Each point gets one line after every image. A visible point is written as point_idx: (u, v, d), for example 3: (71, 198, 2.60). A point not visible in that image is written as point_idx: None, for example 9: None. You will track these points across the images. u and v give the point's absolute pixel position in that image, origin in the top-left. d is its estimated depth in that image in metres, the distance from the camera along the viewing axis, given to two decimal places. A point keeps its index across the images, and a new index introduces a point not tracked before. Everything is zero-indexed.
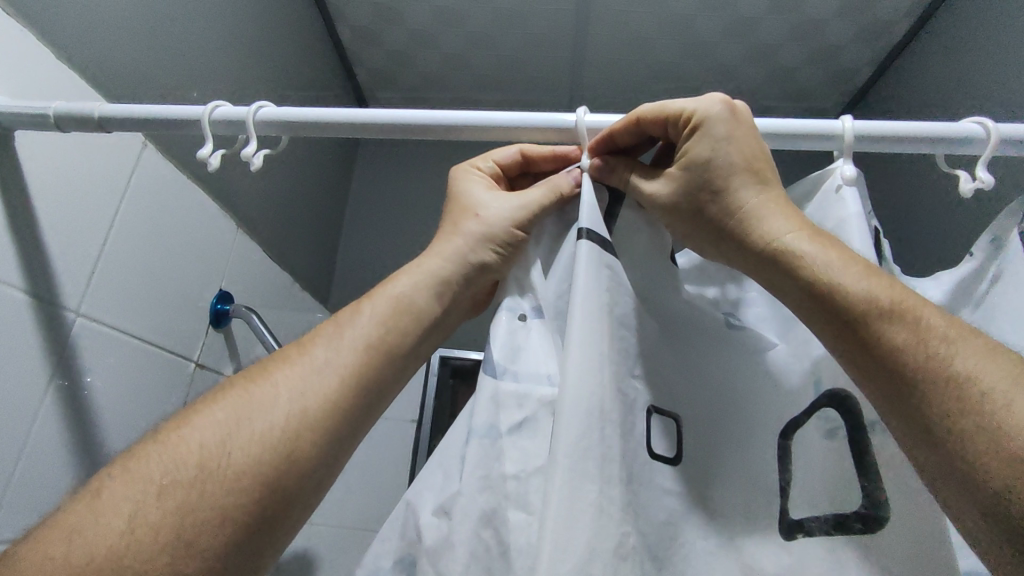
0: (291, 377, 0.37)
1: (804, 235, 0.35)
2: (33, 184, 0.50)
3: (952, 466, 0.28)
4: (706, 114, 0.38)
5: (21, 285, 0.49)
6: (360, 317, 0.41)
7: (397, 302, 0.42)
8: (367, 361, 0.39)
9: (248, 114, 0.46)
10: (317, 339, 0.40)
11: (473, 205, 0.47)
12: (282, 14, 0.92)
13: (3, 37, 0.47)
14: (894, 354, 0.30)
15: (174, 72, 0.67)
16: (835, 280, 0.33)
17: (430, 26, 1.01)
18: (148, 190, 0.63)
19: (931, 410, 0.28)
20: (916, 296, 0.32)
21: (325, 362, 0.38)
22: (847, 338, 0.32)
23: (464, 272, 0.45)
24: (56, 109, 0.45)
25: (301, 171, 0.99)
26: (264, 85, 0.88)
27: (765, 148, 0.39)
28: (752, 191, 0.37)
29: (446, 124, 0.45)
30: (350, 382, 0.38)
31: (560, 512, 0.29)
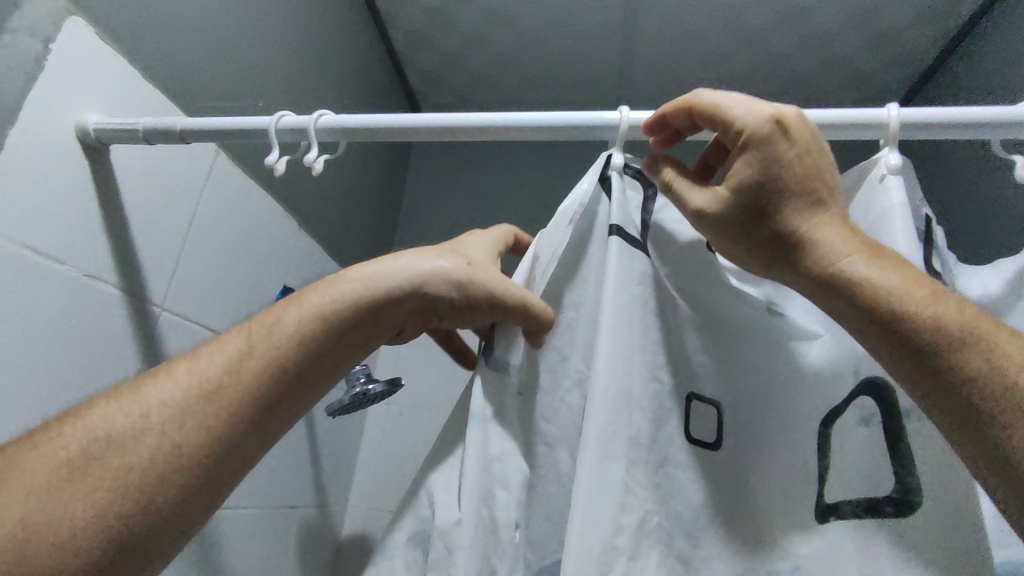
0: (158, 413, 0.35)
1: (867, 254, 0.35)
2: (124, 192, 0.56)
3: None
4: (758, 131, 0.38)
5: (115, 281, 0.55)
6: (277, 331, 0.39)
7: (326, 319, 0.40)
8: (265, 390, 0.38)
9: (310, 122, 0.50)
10: (212, 355, 0.38)
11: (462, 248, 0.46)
12: (339, 25, 0.97)
13: (99, 62, 0.53)
14: (961, 380, 0.30)
15: (244, 86, 0.73)
16: (900, 302, 0.33)
17: (479, 29, 1.04)
18: (220, 195, 0.69)
19: (1006, 437, 0.28)
20: (987, 318, 0.32)
21: (200, 395, 0.36)
22: (909, 358, 0.32)
23: (415, 307, 0.42)
24: (145, 125, 0.51)
25: (357, 174, 1.05)
26: (324, 94, 0.93)
27: (824, 160, 0.39)
28: (808, 212, 0.37)
29: (494, 126, 0.48)
30: (236, 415, 0.36)
31: (589, 488, 0.31)
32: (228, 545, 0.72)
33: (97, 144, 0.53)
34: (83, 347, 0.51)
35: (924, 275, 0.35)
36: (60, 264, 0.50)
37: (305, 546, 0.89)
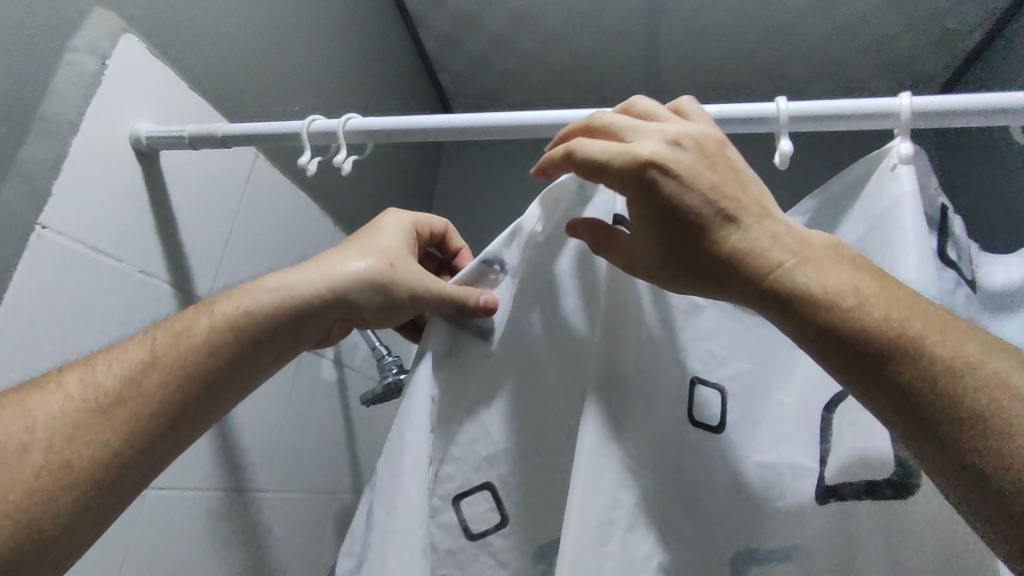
0: (52, 418, 0.36)
1: (788, 269, 0.35)
2: (173, 194, 0.60)
3: (984, 490, 0.28)
4: (645, 173, 0.37)
5: (165, 277, 0.59)
6: (182, 342, 0.41)
7: (234, 326, 0.42)
8: (164, 398, 0.39)
9: (339, 125, 0.53)
10: (111, 365, 0.39)
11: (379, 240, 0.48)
12: (372, 30, 1.01)
13: (150, 74, 0.57)
14: (901, 395, 0.30)
15: (281, 92, 0.77)
16: (831, 327, 0.33)
17: (507, 28, 1.06)
18: (261, 196, 0.73)
19: (956, 449, 0.28)
20: (909, 310, 0.32)
21: (102, 402, 0.38)
22: (854, 377, 0.32)
23: (328, 307, 0.44)
24: (190, 132, 0.55)
25: (389, 173, 1.08)
26: (358, 96, 0.97)
27: (719, 176, 0.37)
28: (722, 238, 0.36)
29: (511, 126, 0.50)
30: (133, 422, 0.38)
31: (589, 467, 0.40)
32: (270, 524, 0.77)
33: (149, 151, 0.57)
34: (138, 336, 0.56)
35: (842, 272, 0.34)
36: (118, 261, 0.54)
37: (342, 529, 0.93)
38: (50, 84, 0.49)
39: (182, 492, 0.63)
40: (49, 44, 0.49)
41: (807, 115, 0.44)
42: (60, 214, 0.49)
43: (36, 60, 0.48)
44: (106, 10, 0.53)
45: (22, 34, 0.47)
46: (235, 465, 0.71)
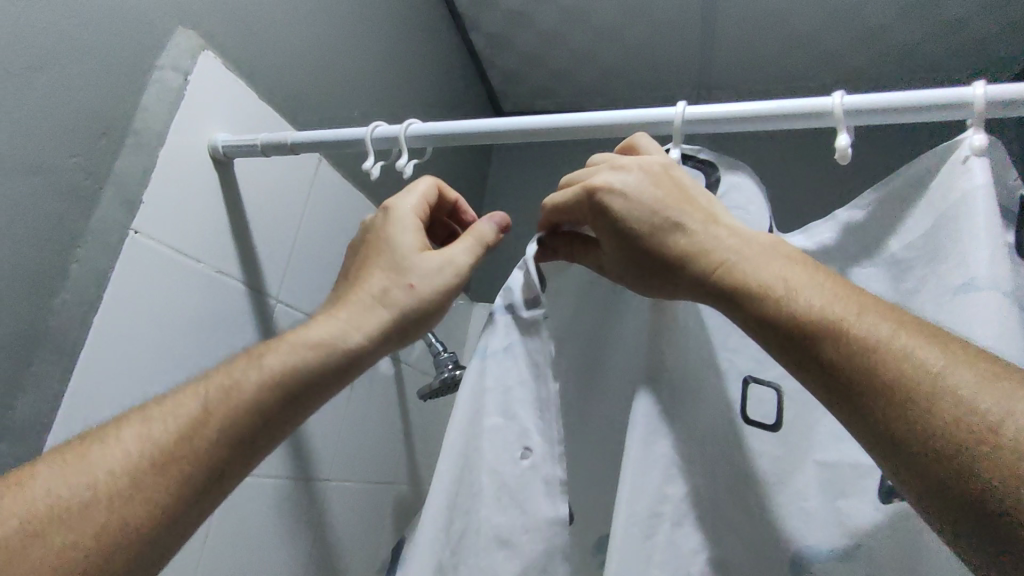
0: (113, 475, 0.35)
1: (727, 267, 0.39)
2: (246, 199, 0.65)
3: (897, 452, 0.31)
4: (603, 202, 0.44)
5: (239, 277, 0.64)
6: (234, 395, 0.39)
7: (286, 375, 0.41)
8: (216, 454, 0.38)
9: (401, 131, 0.55)
10: (166, 419, 0.38)
11: (398, 245, 0.47)
12: (426, 34, 1.03)
13: (226, 87, 0.61)
14: (827, 371, 0.34)
15: (341, 98, 0.80)
16: (763, 315, 0.37)
17: (558, 26, 1.07)
18: (325, 198, 0.77)
19: (881, 420, 0.31)
20: (838, 296, 0.35)
21: (160, 459, 0.36)
22: (788, 355, 0.36)
23: (372, 339, 0.44)
24: (262, 140, 0.58)
25: (443, 173, 1.11)
26: (412, 98, 1.00)
27: (668, 197, 0.43)
28: (676, 247, 0.42)
29: (569, 127, 0.51)
30: (190, 481, 0.36)
31: (636, 460, 0.41)
32: (334, 512, 0.81)
33: (225, 159, 0.61)
34: (215, 332, 0.61)
35: (775, 267, 0.38)
36: (199, 262, 0.59)
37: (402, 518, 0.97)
38: (140, 102, 0.54)
39: (255, 479, 0.67)
40: (139, 65, 0.53)
41: (872, 108, 0.43)
42: (149, 221, 0.54)
43: (128, 80, 0.53)
44: (187, 30, 0.57)
45: (116, 56, 0.51)
46: (302, 454, 0.75)
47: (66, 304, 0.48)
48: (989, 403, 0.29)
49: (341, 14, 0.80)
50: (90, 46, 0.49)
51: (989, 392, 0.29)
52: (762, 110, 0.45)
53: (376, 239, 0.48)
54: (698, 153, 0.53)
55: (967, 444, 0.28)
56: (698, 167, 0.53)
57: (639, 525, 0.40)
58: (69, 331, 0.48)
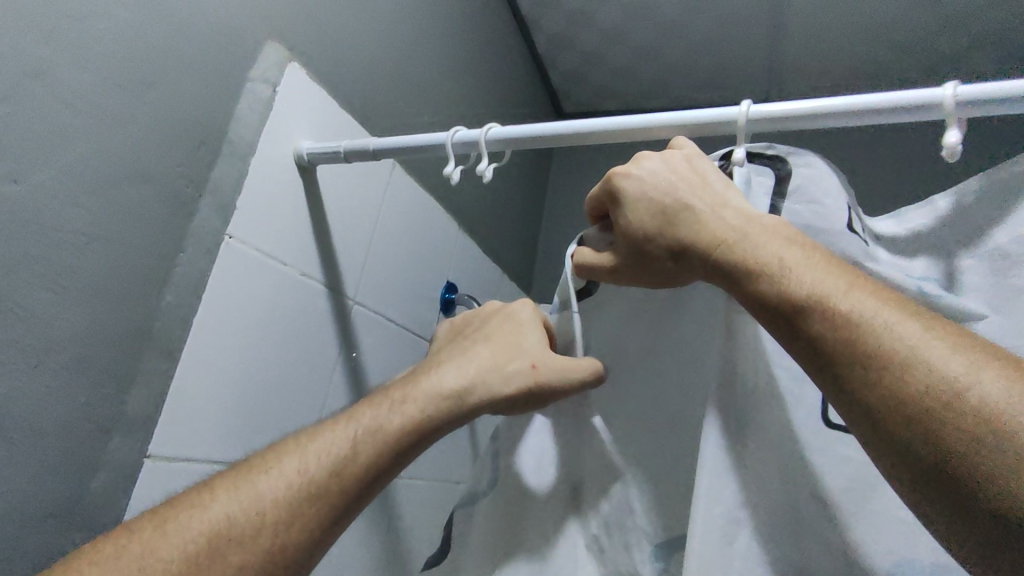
0: (277, 496, 0.37)
1: (727, 245, 0.40)
2: (327, 204, 0.67)
3: (875, 426, 0.32)
4: (624, 191, 0.45)
5: (321, 280, 0.66)
6: (379, 432, 0.41)
7: (421, 419, 0.42)
8: (356, 491, 0.39)
9: (482, 134, 0.55)
10: (318, 453, 0.39)
11: (527, 343, 0.46)
12: (490, 37, 1.04)
13: (310, 97, 0.64)
14: (814, 344, 0.35)
15: (412, 103, 0.82)
16: (756, 291, 0.38)
17: (620, 24, 1.06)
18: (397, 202, 0.78)
19: (857, 387, 0.33)
20: (832, 273, 0.36)
21: (315, 487, 0.38)
22: (779, 330, 0.37)
23: (489, 406, 0.44)
24: (345, 147, 0.60)
25: (506, 174, 1.11)
26: (478, 101, 1.01)
27: (679, 185, 0.44)
28: (680, 231, 0.43)
29: (654, 127, 0.50)
30: (333, 512, 0.38)
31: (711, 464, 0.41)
32: (405, 509, 0.83)
33: (308, 166, 0.63)
34: (300, 332, 0.63)
35: (773, 242, 0.39)
36: (284, 264, 0.61)
37: None
38: (233, 113, 0.56)
39: None
40: (233, 78, 0.56)
41: (912, 104, 0.41)
42: (242, 225, 0.56)
43: (223, 92, 0.55)
44: (276, 43, 0.60)
45: (211, 71, 0.54)
46: None
47: (170, 305, 0.51)
48: (958, 372, 0.30)
49: (412, 21, 0.81)
50: (189, 61, 0.52)
51: (959, 360, 0.31)
52: (828, 107, 0.44)
53: (501, 324, 0.48)
54: (767, 149, 0.49)
55: (933, 410, 0.30)
56: (767, 162, 0.48)
57: (716, 531, 0.40)
58: (172, 331, 0.51)
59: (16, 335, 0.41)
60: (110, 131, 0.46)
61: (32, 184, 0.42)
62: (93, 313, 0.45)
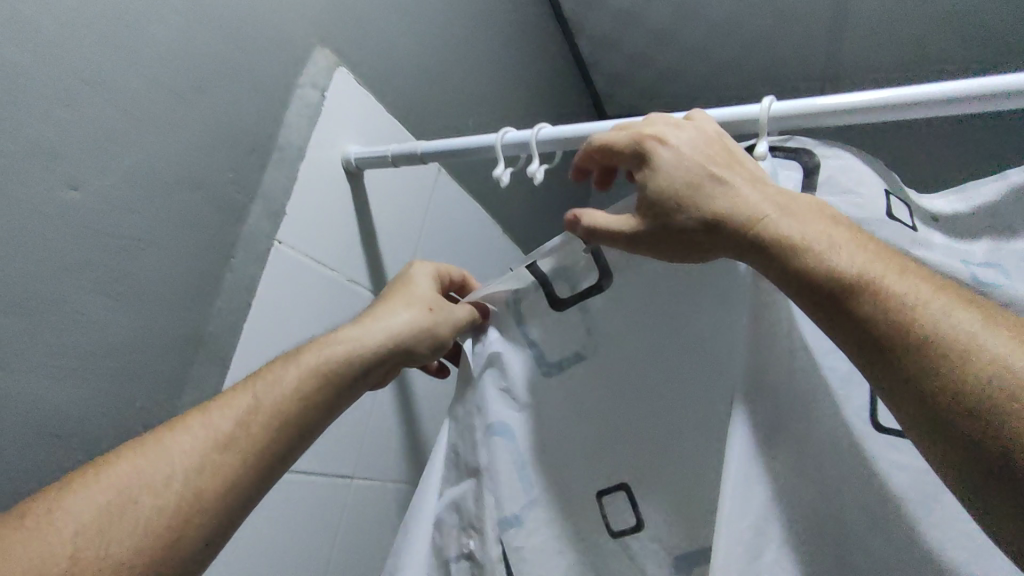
0: (173, 457, 0.36)
1: (762, 212, 0.34)
2: (374, 210, 0.66)
3: (925, 412, 0.27)
4: (644, 148, 0.39)
5: (368, 287, 0.65)
6: (279, 388, 0.41)
7: (324, 373, 0.43)
8: (272, 444, 0.39)
9: (532, 136, 0.53)
10: (219, 410, 0.39)
11: (416, 292, 0.50)
12: (535, 41, 1.03)
13: (358, 101, 0.64)
14: (866, 324, 0.29)
15: (457, 109, 0.81)
16: (788, 259, 0.32)
17: (668, 24, 1.03)
18: (443, 208, 0.77)
19: (923, 378, 0.27)
20: (875, 248, 0.31)
21: (221, 444, 0.38)
22: (803, 300, 0.31)
23: (393, 352, 0.46)
24: (393, 151, 0.60)
25: (551, 180, 1.10)
26: (522, 105, 0.99)
27: (710, 143, 0.38)
28: (709, 189, 0.36)
29: (715, 123, 0.46)
30: (251, 467, 0.38)
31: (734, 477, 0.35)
32: None
33: (355, 171, 0.63)
34: None
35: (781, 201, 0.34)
36: (331, 271, 0.60)
37: None
38: (282, 118, 0.56)
39: (380, 485, 0.68)
40: (284, 84, 0.56)
41: (894, 103, 0.40)
42: (290, 230, 0.56)
43: (272, 98, 0.55)
44: (324, 49, 0.60)
45: (263, 77, 0.54)
46: (421, 462, 0.75)
47: (219, 311, 0.51)
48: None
49: (458, 26, 0.81)
50: (240, 68, 0.52)
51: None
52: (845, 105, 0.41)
53: (389, 288, 0.51)
54: (786, 142, 0.45)
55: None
56: (791, 155, 0.44)
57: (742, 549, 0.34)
58: (221, 336, 0.51)
59: (75, 340, 0.41)
60: (163, 138, 0.47)
61: (91, 191, 0.42)
62: (146, 317, 0.45)
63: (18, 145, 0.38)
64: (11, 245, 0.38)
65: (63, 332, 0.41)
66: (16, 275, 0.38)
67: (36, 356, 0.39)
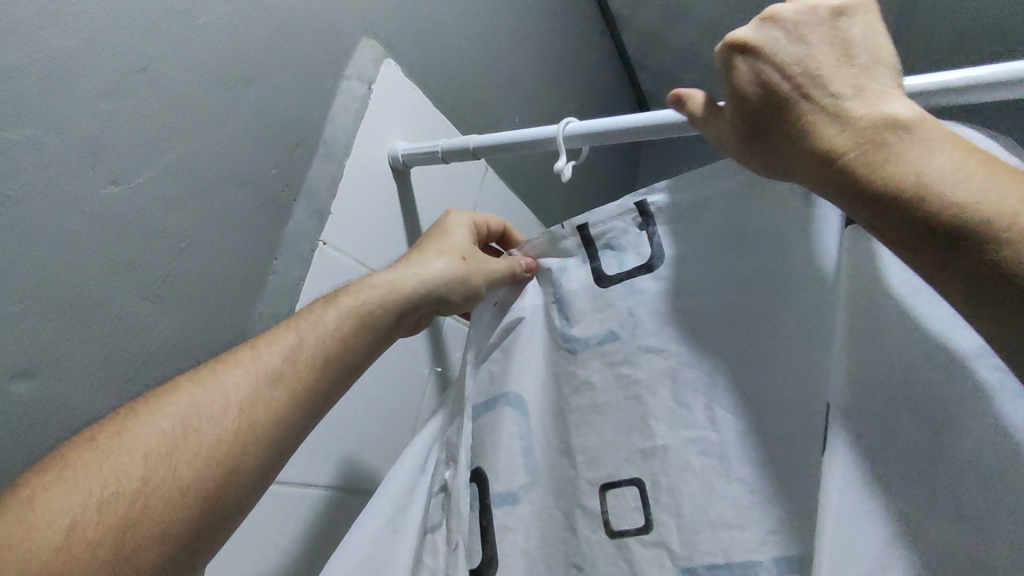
0: (227, 386, 0.36)
1: (875, 151, 0.29)
2: (421, 209, 0.63)
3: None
4: (760, 54, 0.33)
5: None
6: (320, 324, 0.40)
7: (365, 313, 0.42)
8: (319, 376, 0.39)
9: (559, 130, 0.48)
10: (268, 346, 0.39)
11: (454, 239, 0.48)
12: (579, 36, 0.98)
13: (404, 94, 0.60)
14: (982, 280, 0.26)
15: (502, 104, 0.78)
16: (905, 202, 0.28)
17: (720, 16, 0.97)
18: (490, 207, 0.74)
19: None
20: (1000, 181, 0.26)
21: (270, 375, 0.37)
22: (919, 257, 0.28)
23: (434, 300, 0.45)
24: (443, 146, 0.56)
25: (595, 180, 1.05)
26: (566, 102, 0.95)
27: (829, 56, 0.31)
28: (824, 115, 0.31)
29: None
30: (299, 396, 0.38)
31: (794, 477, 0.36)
32: None
33: (402, 168, 0.59)
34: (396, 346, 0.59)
35: (931, 149, 0.28)
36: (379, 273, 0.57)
37: None
38: (329, 112, 0.53)
39: None
40: (329, 75, 0.53)
41: None
42: (338, 231, 0.53)
43: (318, 89, 0.52)
44: (371, 40, 0.57)
45: (308, 68, 0.51)
46: None
47: (263, 315, 0.48)
48: None
49: (502, 18, 0.77)
50: (286, 58, 0.50)
51: None
52: None
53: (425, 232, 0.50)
54: None
55: None
56: None
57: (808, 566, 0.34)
58: None
59: (114, 345, 0.38)
60: (207, 130, 0.44)
61: (132, 185, 0.39)
62: (188, 320, 0.43)
63: (58, 134, 0.36)
64: (50, 243, 0.35)
65: (103, 337, 0.38)
66: (55, 275, 0.36)
67: (73, 362, 0.36)
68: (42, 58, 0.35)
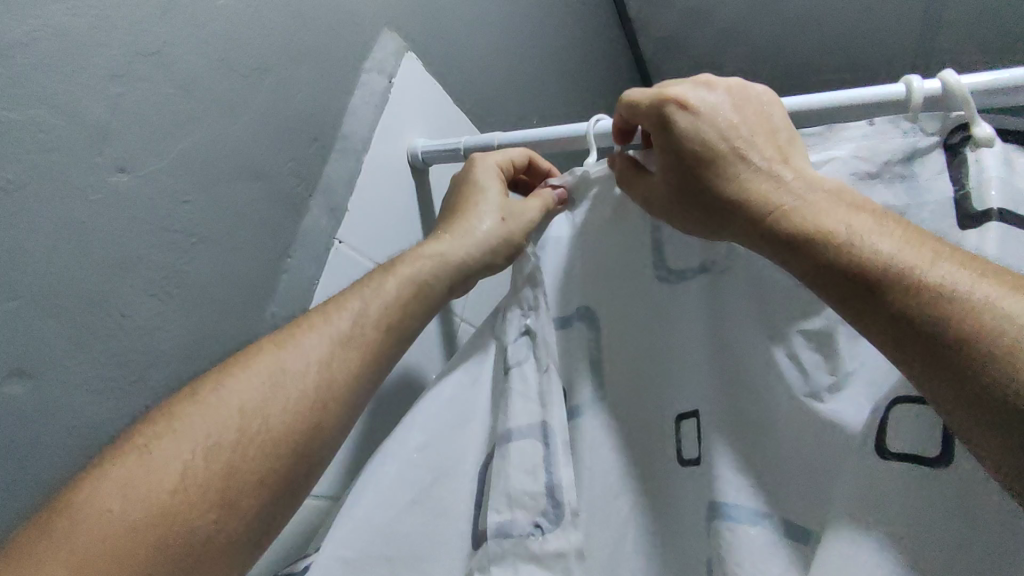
0: (307, 347, 0.36)
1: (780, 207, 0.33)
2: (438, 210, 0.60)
3: (937, 371, 0.25)
4: (672, 114, 0.37)
5: None
6: (387, 290, 0.40)
7: (422, 283, 0.41)
8: (388, 338, 0.39)
9: (590, 127, 0.45)
10: (338, 311, 0.38)
11: (488, 195, 0.46)
12: (596, 37, 0.96)
13: (424, 89, 0.58)
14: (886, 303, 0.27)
15: (520, 105, 0.75)
16: (812, 243, 0.31)
17: (739, 21, 0.95)
18: None
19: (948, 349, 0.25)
20: (910, 238, 0.29)
21: (342, 337, 0.37)
22: (839, 294, 0.29)
23: (478, 264, 0.44)
24: (465, 143, 0.54)
25: None
26: (582, 104, 0.93)
27: (729, 125, 0.36)
28: (739, 168, 0.35)
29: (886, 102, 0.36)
30: (369, 360, 0.37)
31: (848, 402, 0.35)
32: None
33: (421, 166, 0.57)
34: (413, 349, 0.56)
35: (840, 207, 0.31)
36: None
37: None
38: (348, 104, 0.51)
39: None
40: (349, 68, 0.51)
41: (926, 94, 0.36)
42: (354, 229, 0.50)
43: (336, 81, 0.50)
44: (392, 31, 0.55)
45: (328, 59, 0.49)
46: None
47: (274, 317, 0.45)
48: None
49: (521, 16, 0.75)
50: (306, 47, 0.47)
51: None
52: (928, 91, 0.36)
53: (455, 194, 0.48)
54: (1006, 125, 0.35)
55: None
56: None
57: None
58: None
59: (118, 346, 0.36)
60: (221, 120, 0.42)
61: (141, 174, 0.37)
62: (198, 319, 0.40)
63: (62, 117, 0.33)
64: (54, 235, 0.33)
65: (107, 335, 0.35)
66: (55, 267, 0.33)
67: (75, 361, 0.34)
68: (47, 36, 0.33)
